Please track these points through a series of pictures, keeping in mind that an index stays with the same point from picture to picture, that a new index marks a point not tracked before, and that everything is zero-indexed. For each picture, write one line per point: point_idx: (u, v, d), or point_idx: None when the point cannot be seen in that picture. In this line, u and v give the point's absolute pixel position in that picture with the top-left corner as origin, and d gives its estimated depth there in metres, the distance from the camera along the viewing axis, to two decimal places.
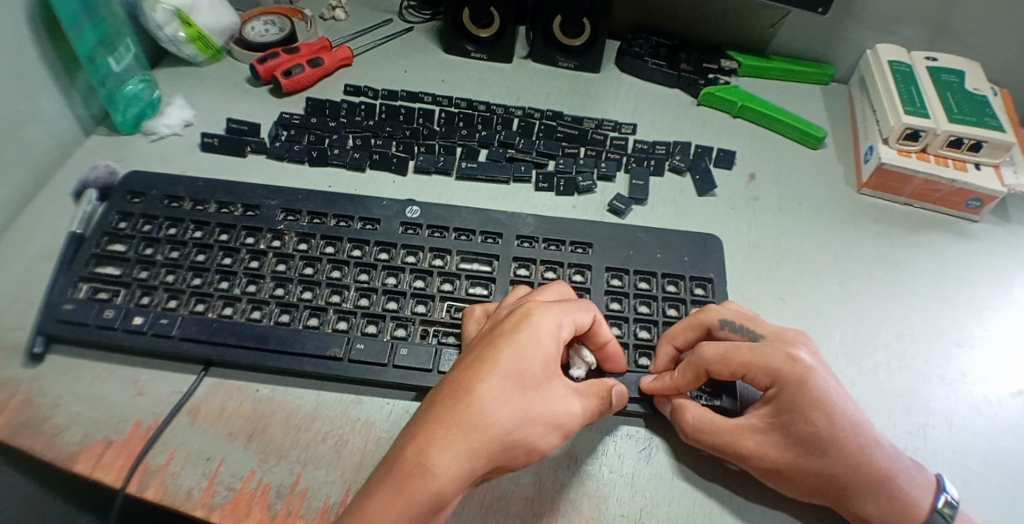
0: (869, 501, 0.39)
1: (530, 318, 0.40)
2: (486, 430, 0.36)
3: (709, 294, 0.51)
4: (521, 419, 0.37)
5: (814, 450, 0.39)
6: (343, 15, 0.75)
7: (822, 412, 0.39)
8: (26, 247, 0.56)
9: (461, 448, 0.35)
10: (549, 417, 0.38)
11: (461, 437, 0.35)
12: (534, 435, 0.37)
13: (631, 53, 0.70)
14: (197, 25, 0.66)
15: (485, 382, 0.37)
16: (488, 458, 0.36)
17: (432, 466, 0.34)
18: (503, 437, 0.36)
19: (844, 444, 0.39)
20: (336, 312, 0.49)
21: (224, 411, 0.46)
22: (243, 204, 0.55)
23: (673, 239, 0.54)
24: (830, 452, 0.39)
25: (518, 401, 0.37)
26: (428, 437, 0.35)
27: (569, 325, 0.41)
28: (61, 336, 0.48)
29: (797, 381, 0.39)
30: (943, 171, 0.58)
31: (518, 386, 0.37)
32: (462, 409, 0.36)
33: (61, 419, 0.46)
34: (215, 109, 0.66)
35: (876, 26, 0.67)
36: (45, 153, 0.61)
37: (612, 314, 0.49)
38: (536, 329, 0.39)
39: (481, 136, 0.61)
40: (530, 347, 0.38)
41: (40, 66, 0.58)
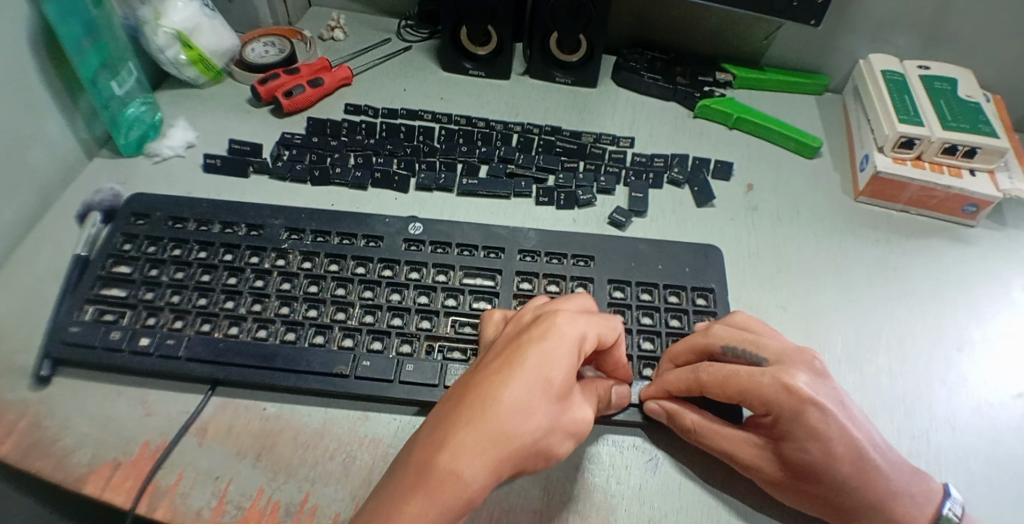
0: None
1: (560, 327, 0.38)
2: (513, 442, 0.34)
3: (711, 304, 0.51)
4: (548, 427, 0.36)
5: (808, 473, 0.39)
6: (342, 35, 0.76)
7: (817, 437, 0.39)
8: (32, 269, 0.56)
9: (491, 457, 0.34)
10: (570, 427, 0.38)
11: (489, 446, 0.34)
12: (557, 443, 0.37)
13: (627, 67, 0.71)
14: (199, 47, 0.67)
15: (514, 389, 0.35)
16: (511, 469, 0.35)
17: (463, 474, 0.33)
18: (531, 446, 0.35)
19: (840, 468, 0.39)
20: (341, 329, 0.49)
21: (232, 430, 0.46)
22: (247, 224, 0.56)
23: (673, 250, 0.54)
24: (825, 476, 0.39)
25: (546, 410, 0.36)
26: (456, 443, 0.34)
27: (593, 335, 0.39)
28: (67, 358, 0.49)
29: (790, 410, 0.39)
30: (938, 177, 0.59)
31: (547, 401, 0.36)
32: (490, 416, 0.34)
33: (68, 441, 0.46)
34: (217, 130, 0.67)
35: (867, 36, 0.68)
36: (48, 175, 0.61)
37: None
38: (566, 339, 0.38)
39: (481, 152, 0.62)
40: (560, 358, 0.37)
41: (43, 89, 0.59)
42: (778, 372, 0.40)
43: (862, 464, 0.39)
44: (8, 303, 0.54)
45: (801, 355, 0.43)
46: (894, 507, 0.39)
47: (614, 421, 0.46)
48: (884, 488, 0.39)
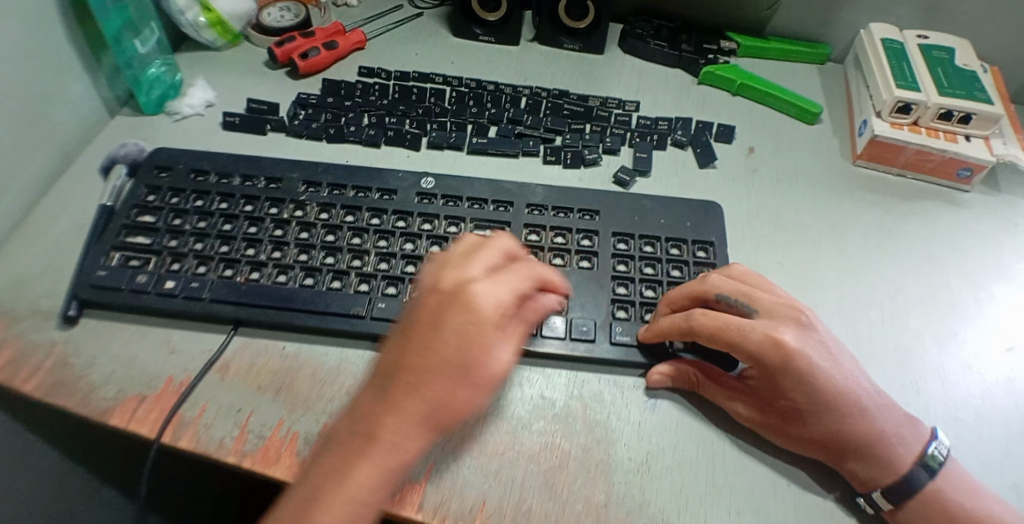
0: (851, 464, 0.42)
1: (475, 299, 0.40)
2: (434, 414, 0.38)
3: (712, 257, 0.53)
4: (466, 394, 0.39)
5: (796, 416, 0.43)
6: (354, 1, 0.78)
7: (805, 384, 0.42)
8: (60, 220, 0.59)
9: (416, 432, 0.38)
10: (492, 384, 0.40)
11: (418, 423, 0.38)
12: (479, 402, 0.40)
13: (634, 35, 0.72)
14: (217, 10, 0.70)
15: (427, 371, 0.38)
16: (443, 434, 0.39)
17: (392, 449, 0.37)
18: (450, 414, 0.39)
19: (829, 412, 0.42)
20: (357, 275, 0.52)
21: (252, 368, 0.49)
22: (265, 178, 0.58)
23: (676, 206, 0.56)
24: (811, 418, 0.42)
25: (462, 380, 0.39)
26: (388, 424, 0.38)
27: (509, 296, 0.41)
28: (96, 300, 0.51)
29: (776, 362, 0.42)
30: (934, 142, 0.60)
31: (468, 372, 0.39)
32: (407, 396, 0.38)
33: (95, 377, 0.48)
34: (234, 91, 0.69)
35: (870, 6, 0.69)
36: (71, 132, 0.64)
37: (618, 275, 0.52)
38: (480, 312, 0.40)
39: (491, 113, 0.64)
40: (475, 333, 0.39)
41: (66, 47, 0.61)
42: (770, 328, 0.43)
43: (849, 408, 0.42)
44: (35, 253, 0.56)
45: (792, 310, 0.45)
46: (880, 448, 0.42)
47: (620, 362, 0.48)
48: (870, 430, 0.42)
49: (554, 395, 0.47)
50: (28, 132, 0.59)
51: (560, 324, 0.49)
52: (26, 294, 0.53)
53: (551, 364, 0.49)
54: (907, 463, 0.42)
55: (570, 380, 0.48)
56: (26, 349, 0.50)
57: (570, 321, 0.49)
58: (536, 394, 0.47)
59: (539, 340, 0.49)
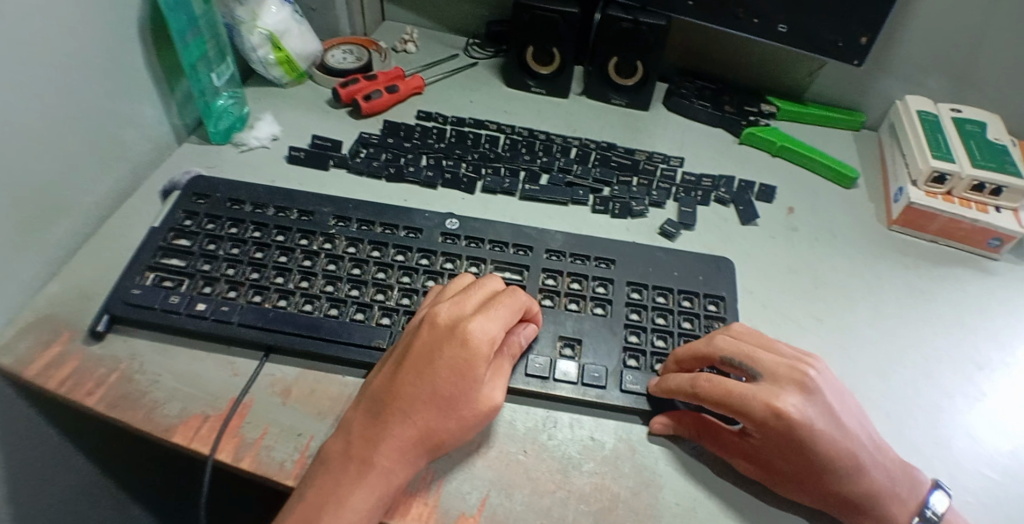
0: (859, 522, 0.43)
1: (470, 337, 0.43)
2: (426, 440, 0.42)
3: (721, 311, 0.55)
4: (456, 424, 0.43)
5: (804, 478, 0.43)
6: (414, 48, 0.83)
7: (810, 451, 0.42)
8: (126, 237, 0.62)
9: (410, 454, 0.42)
10: (479, 415, 0.44)
11: (409, 447, 0.42)
12: (468, 430, 0.44)
13: (678, 94, 0.77)
14: (287, 49, 0.74)
15: (423, 399, 0.42)
16: (430, 456, 0.43)
17: (390, 468, 0.41)
18: (440, 439, 0.43)
19: (835, 475, 0.42)
20: (380, 309, 0.54)
21: (313, 393, 0.51)
22: (298, 210, 0.60)
23: (690, 261, 0.58)
24: (816, 481, 0.42)
25: (454, 412, 0.43)
26: (382, 448, 0.41)
27: (501, 333, 0.45)
28: (128, 317, 0.53)
29: (777, 432, 0.41)
30: (966, 211, 0.63)
31: (456, 404, 0.43)
32: (401, 421, 0.42)
33: (158, 394, 0.50)
34: (298, 126, 0.73)
35: (904, 79, 0.73)
36: (141, 154, 0.67)
37: (631, 324, 0.53)
38: (474, 350, 0.43)
39: (542, 161, 0.67)
40: (467, 369, 0.43)
41: (145, 75, 0.65)
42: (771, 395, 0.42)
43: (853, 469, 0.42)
44: (101, 268, 0.59)
45: (796, 373, 0.44)
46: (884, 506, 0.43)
47: (631, 408, 0.49)
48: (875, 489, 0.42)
49: (604, 437, 0.48)
50: (104, 152, 0.62)
51: (572, 370, 0.50)
52: (92, 308, 0.56)
53: (581, 412, 0.50)
54: (906, 518, 0.43)
55: (617, 422, 0.49)
56: (89, 362, 0.52)
57: (583, 367, 0.50)
58: (586, 434, 0.48)
59: (552, 384, 0.49)
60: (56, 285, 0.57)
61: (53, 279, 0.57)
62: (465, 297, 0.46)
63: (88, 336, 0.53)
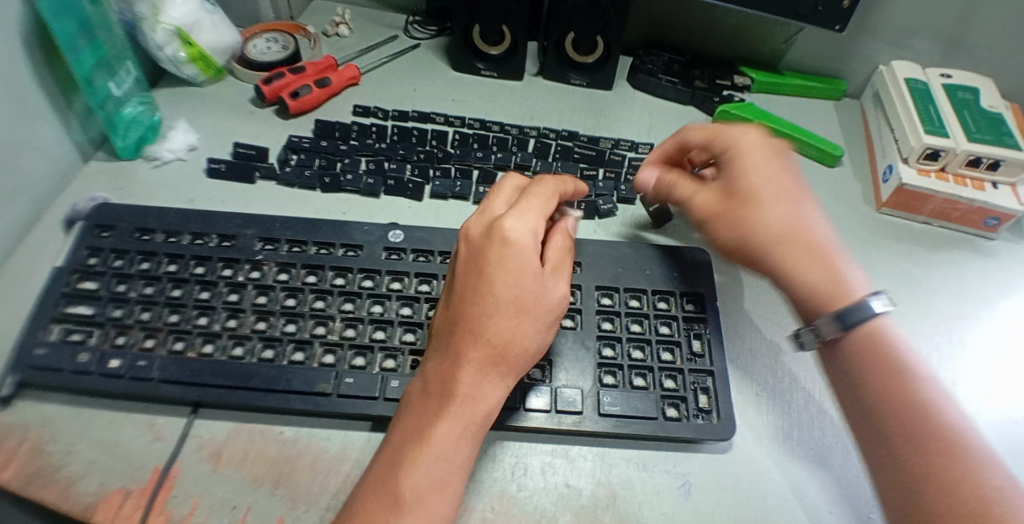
0: (772, 268, 0.45)
1: (509, 235, 0.41)
2: (507, 352, 0.40)
3: (702, 309, 0.50)
4: (532, 331, 0.41)
5: (736, 197, 0.47)
6: (347, 31, 0.74)
7: (748, 168, 0.48)
8: (29, 279, 0.53)
9: (495, 374, 0.40)
10: (551, 313, 0.42)
11: (485, 366, 0.39)
12: (546, 335, 0.42)
13: (644, 70, 0.69)
14: (199, 45, 0.65)
15: (494, 310, 0.40)
16: (514, 374, 0.41)
17: (478, 397, 0.39)
18: (522, 350, 0.40)
19: (753, 217, 0.46)
20: (322, 344, 0.47)
21: (249, 455, 0.45)
22: (219, 235, 0.53)
23: (662, 256, 0.53)
24: (738, 233, 0.46)
25: (526, 318, 0.40)
26: (462, 375, 0.39)
27: (539, 225, 0.43)
28: (32, 384, 0.46)
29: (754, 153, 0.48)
30: (962, 190, 0.58)
31: (524, 310, 0.40)
32: (480, 343, 0.39)
33: (75, 467, 0.44)
34: (222, 133, 0.64)
35: (888, 42, 0.67)
36: (43, 179, 0.58)
37: (603, 336, 0.48)
38: (516, 248, 0.41)
39: (497, 158, 0.60)
40: (519, 266, 0.41)
41: (33, 86, 0.55)
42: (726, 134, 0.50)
43: (777, 232, 0.45)
44: (4, 319, 0.51)
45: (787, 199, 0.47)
46: (816, 285, 0.43)
47: (611, 433, 0.45)
48: (799, 260, 0.44)
49: (581, 482, 0.44)
50: None
51: (544, 397, 0.45)
52: None
53: (569, 440, 0.46)
54: (817, 278, 0.43)
55: (596, 463, 0.45)
56: None
57: (557, 391, 0.45)
58: (561, 481, 0.44)
59: (525, 415, 0.45)
60: None
61: None
62: (493, 197, 0.45)
63: None
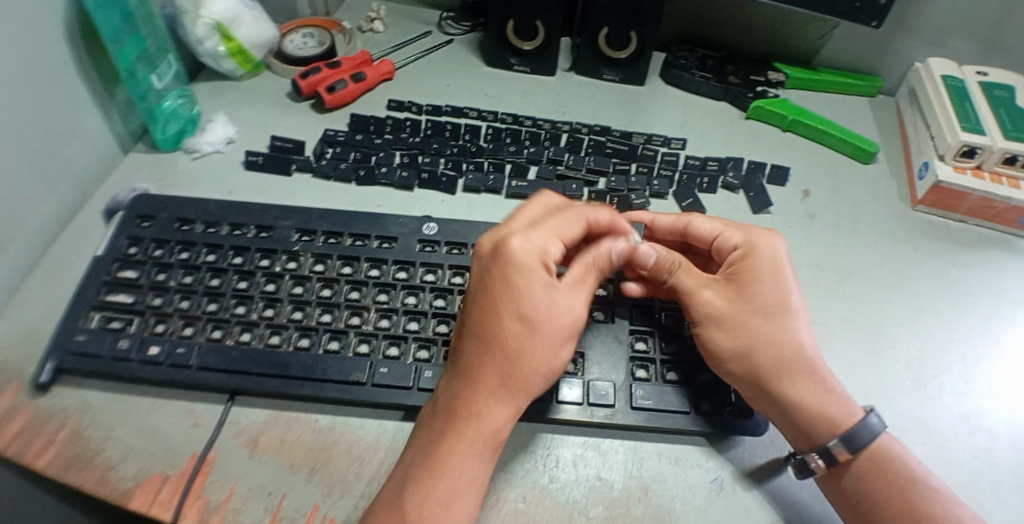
0: (774, 392, 0.42)
1: (514, 254, 0.41)
2: (515, 371, 0.40)
3: None
4: (542, 350, 0.40)
5: (752, 310, 0.44)
6: (381, 27, 0.75)
7: (768, 279, 0.45)
8: (72, 268, 0.55)
9: (502, 393, 0.40)
10: (563, 331, 0.41)
11: (492, 385, 0.40)
12: (558, 353, 0.41)
13: (678, 66, 0.69)
14: (238, 39, 0.66)
15: (500, 330, 0.40)
16: (525, 392, 0.40)
17: (483, 416, 0.39)
18: (530, 367, 0.40)
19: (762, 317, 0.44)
20: (357, 335, 0.48)
21: (284, 443, 0.46)
22: (256, 225, 0.54)
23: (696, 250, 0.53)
24: (750, 351, 0.43)
25: (534, 337, 0.40)
26: (470, 395, 0.39)
27: (549, 244, 0.42)
28: (74, 369, 0.47)
29: (766, 254, 0.46)
30: (998, 188, 0.57)
31: (531, 327, 0.40)
32: (487, 362, 0.40)
33: (113, 452, 0.45)
34: (257, 126, 0.65)
35: (929, 38, 0.66)
36: (85, 171, 0.60)
37: (636, 330, 0.48)
38: (522, 266, 0.41)
39: (530, 152, 0.60)
40: (523, 285, 0.40)
41: (77, 80, 0.57)
42: (742, 230, 0.48)
43: (789, 354, 0.43)
44: (47, 306, 0.52)
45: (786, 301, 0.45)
46: (817, 413, 0.42)
47: (643, 427, 0.44)
48: (796, 378, 0.42)
49: (612, 475, 0.44)
50: (39, 175, 0.55)
51: (576, 389, 0.45)
52: (38, 352, 0.49)
53: (601, 433, 0.45)
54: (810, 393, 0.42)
55: (628, 456, 0.44)
56: (39, 417, 0.46)
57: (590, 384, 0.45)
58: (593, 473, 0.44)
59: (557, 407, 0.45)
60: None
61: None
62: (511, 220, 0.45)
63: (34, 389, 0.47)
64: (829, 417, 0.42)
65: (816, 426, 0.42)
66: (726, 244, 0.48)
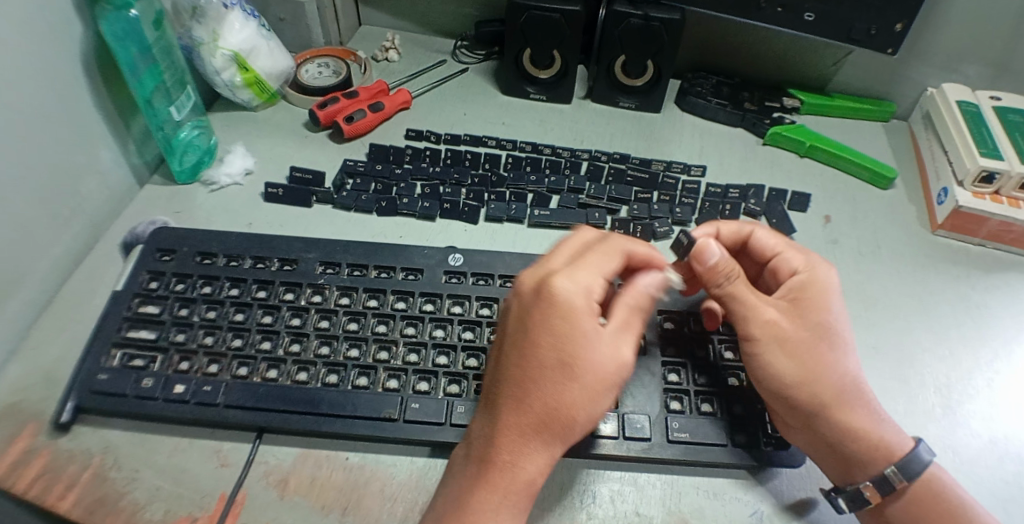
0: (834, 420, 0.42)
1: (556, 294, 0.40)
2: (553, 422, 0.39)
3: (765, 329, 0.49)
4: (582, 399, 0.39)
5: (817, 334, 0.43)
6: (396, 56, 0.76)
7: (833, 308, 0.44)
8: (88, 303, 0.54)
9: (538, 443, 0.39)
10: (602, 378, 0.39)
11: (527, 434, 0.39)
12: (597, 403, 0.39)
13: (693, 93, 0.70)
14: (254, 70, 0.66)
15: (540, 377, 0.39)
16: (561, 441, 0.39)
17: (517, 465, 0.38)
18: (568, 420, 0.39)
19: (823, 342, 0.43)
20: (385, 370, 0.47)
21: (315, 482, 0.45)
22: (279, 259, 0.53)
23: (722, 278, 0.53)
24: (815, 378, 0.42)
25: (575, 385, 0.39)
26: (502, 441, 0.39)
27: (593, 283, 0.41)
28: (96, 408, 0.46)
29: (828, 276, 0.46)
30: (1017, 213, 0.57)
31: (571, 375, 0.38)
32: (527, 411, 0.38)
33: (138, 494, 0.43)
34: (276, 158, 0.65)
35: (939, 64, 0.67)
36: (102, 204, 0.59)
37: (669, 361, 0.47)
38: (563, 307, 0.39)
39: (550, 181, 0.60)
40: (563, 328, 0.39)
41: (95, 113, 0.56)
42: (801, 254, 0.48)
43: (847, 383, 0.42)
44: (66, 343, 0.51)
45: (844, 327, 0.44)
46: (866, 445, 0.41)
47: (681, 460, 0.44)
48: (849, 402, 0.42)
49: (650, 511, 0.43)
50: (55, 208, 0.54)
51: (611, 423, 0.45)
52: (59, 391, 0.48)
53: (637, 467, 0.45)
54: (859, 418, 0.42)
55: (667, 491, 0.44)
56: (60, 459, 0.45)
57: (624, 417, 0.45)
58: (631, 509, 0.43)
59: (593, 441, 0.44)
60: (14, 367, 0.49)
61: (12, 360, 0.50)
62: (554, 257, 0.44)
63: (55, 429, 0.46)
64: (872, 448, 0.41)
65: (871, 455, 0.41)
66: (786, 265, 0.47)
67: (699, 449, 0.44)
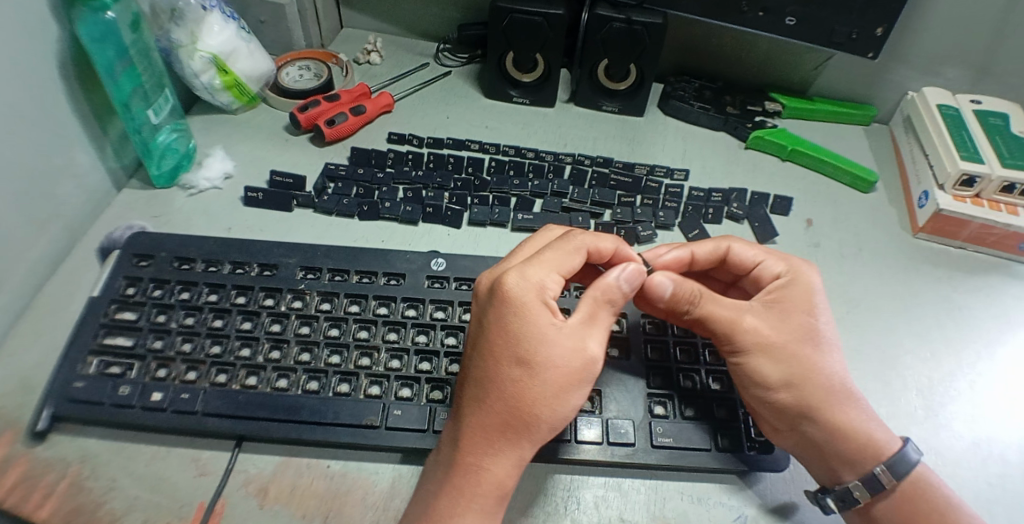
0: (822, 421, 0.42)
1: (509, 291, 0.40)
2: (516, 421, 0.38)
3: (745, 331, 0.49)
4: (544, 395, 0.38)
5: (799, 337, 0.43)
6: (378, 59, 0.75)
7: (812, 312, 0.44)
8: (64, 309, 0.52)
9: (503, 445, 0.38)
10: (565, 372, 0.39)
11: (491, 436, 0.38)
12: (562, 399, 0.39)
13: (676, 97, 0.71)
14: (234, 72, 0.65)
15: (501, 375, 0.38)
16: (527, 440, 0.39)
17: (483, 468, 0.38)
18: (531, 417, 0.38)
19: (802, 345, 0.43)
20: (368, 376, 0.47)
21: (296, 490, 0.44)
22: (259, 264, 0.52)
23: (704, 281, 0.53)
24: (802, 381, 0.42)
25: (535, 382, 0.38)
26: (467, 443, 0.38)
27: (547, 279, 0.41)
28: (72, 417, 0.45)
29: (806, 280, 0.46)
30: (998, 216, 0.58)
31: (530, 371, 0.38)
32: (490, 412, 0.38)
33: (116, 504, 0.42)
34: (257, 162, 0.64)
35: (918, 69, 0.68)
36: (78, 208, 0.58)
37: (653, 365, 0.47)
38: (518, 303, 0.40)
39: (534, 185, 0.60)
40: (519, 325, 0.39)
41: (71, 116, 0.55)
42: (782, 259, 0.48)
43: (835, 385, 0.43)
44: (41, 349, 0.50)
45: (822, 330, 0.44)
46: (851, 447, 0.41)
47: (664, 465, 0.44)
48: (829, 404, 0.42)
49: (635, 517, 0.43)
50: (31, 211, 0.52)
51: (594, 429, 0.44)
52: (34, 399, 0.47)
53: (621, 473, 0.45)
54: (844, 418, 0.42)
55: (650, 497, 0.44)
56: (34, 470, 0.43)
57: (607, 422, 0.45)
58: (615, 515, 0.43)
59: (576, 447, 0.44)
60: None
61: None
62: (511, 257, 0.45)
63: (30, 438, 0.45)
64: (857, 449, 0.41)
65: (860, 455, 0.41)
66: (768, 272, 0.48)
67: (684, 453, 0.44)
